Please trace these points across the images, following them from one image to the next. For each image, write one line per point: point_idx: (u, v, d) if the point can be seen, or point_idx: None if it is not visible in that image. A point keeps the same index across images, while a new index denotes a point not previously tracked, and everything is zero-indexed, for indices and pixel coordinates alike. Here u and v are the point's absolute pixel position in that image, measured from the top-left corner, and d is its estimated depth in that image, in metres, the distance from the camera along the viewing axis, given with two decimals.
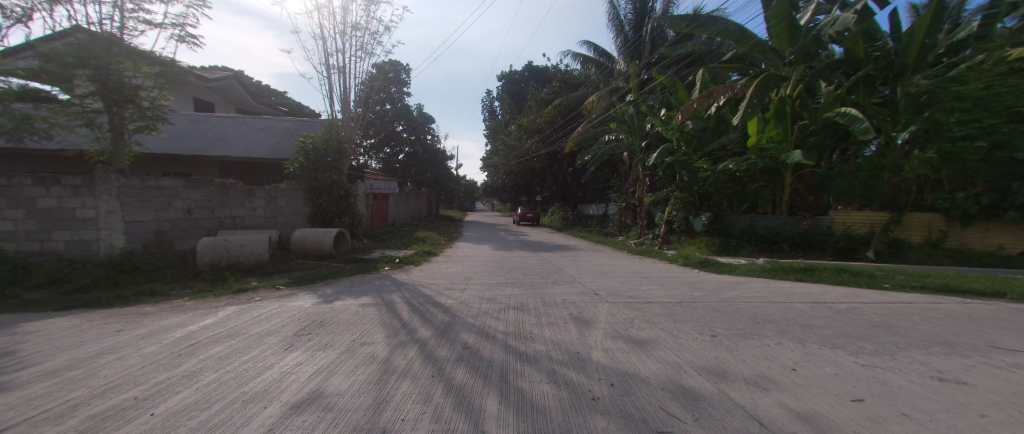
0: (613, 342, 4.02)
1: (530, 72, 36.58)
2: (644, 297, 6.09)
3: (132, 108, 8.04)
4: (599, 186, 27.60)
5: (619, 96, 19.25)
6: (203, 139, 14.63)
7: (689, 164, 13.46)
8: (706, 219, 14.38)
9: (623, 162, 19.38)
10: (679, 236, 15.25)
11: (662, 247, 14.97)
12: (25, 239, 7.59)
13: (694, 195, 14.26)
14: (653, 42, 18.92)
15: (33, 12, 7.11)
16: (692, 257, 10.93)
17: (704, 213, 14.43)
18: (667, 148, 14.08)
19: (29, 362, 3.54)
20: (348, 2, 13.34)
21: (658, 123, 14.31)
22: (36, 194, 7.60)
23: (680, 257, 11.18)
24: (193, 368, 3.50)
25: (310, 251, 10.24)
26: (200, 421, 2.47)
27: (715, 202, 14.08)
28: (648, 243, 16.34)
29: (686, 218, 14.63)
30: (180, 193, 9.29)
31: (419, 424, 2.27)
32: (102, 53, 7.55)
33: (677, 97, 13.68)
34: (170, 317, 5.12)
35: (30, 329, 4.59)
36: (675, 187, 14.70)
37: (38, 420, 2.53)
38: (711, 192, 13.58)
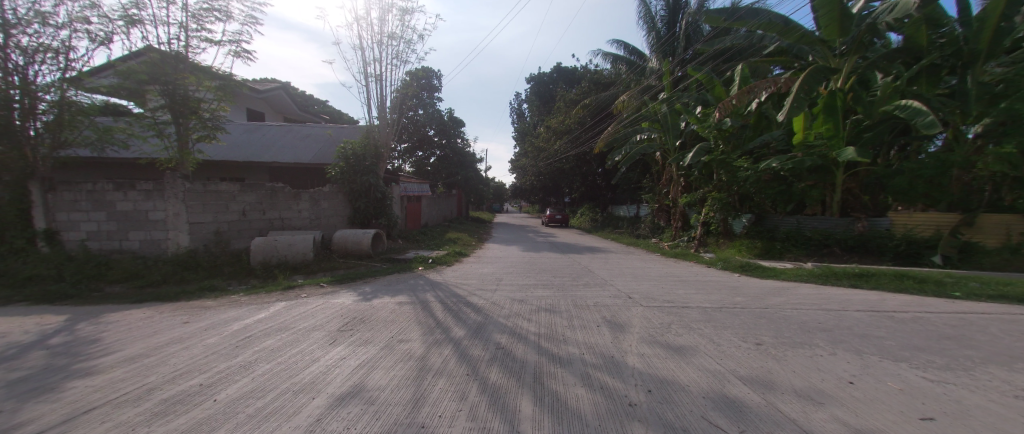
0: (650, 347, 3.94)
1: (559, 73, 36.65)
2: (681, 301, 5.88)
3: (194, 120, 8.80)
4: (631, 187, 26.80)
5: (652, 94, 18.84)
6: (256, 146, 15.72)
7: (727, 163, 12.79)
8: (748, 220, 13.62)
9: (656, 162, 18.89)
10: (717, 239, 14.46)
11: (698, 250, 14.26)
12: (106, 239, 8.51)
13: (733, 196, 13.54)
14: (688, 38, 18.56)
15: (113, 34, 7.93)
16: (732, 260, 10.41)
17: (745, 214, 13.68)
18: (703, 148, 13.50)
19: (112, 349, 3.95)
20: (385, 12, 13.93)
21: (693, 121, 13.86)
22: (115, 198, 8.48)
23: (719, 260, 10.67)
24: (249, 358, 3.77)
25: (350, 251, 10.71)
26: (256, 410, 2.69)
27: (758, 202, 13.29)
28: (683, 245, 15.67)
29: (725, 220, 13.90)
30: (236, 196, 9.74)
31: (456, 422, 2.33)
32: (170, 69, 8.29)
33: (715, 93, 13.19)
34: (228, 311, 5.54)
35: (112, 319, 5.13)
36: (713, 187, 14.06)
37: (120, 403, 2.85)
38: (754, 192, 12.85)
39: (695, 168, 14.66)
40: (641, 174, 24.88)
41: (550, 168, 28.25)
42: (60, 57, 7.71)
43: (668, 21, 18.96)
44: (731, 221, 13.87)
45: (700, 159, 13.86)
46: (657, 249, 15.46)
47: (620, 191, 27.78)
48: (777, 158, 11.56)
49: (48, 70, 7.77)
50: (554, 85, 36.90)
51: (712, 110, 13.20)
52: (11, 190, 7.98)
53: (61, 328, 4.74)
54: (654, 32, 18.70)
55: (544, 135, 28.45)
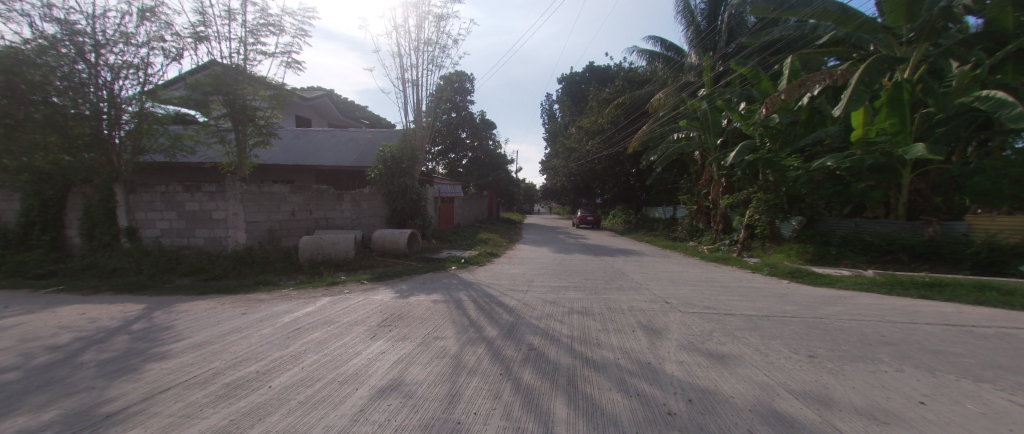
0: (689, 355, 3.79)
1: (592, 73, 36.16)
2: (723, 308, 5.60)
3: (251, 127, 9.56)
4: (666, 187, 25.80)
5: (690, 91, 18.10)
6: (304, 151, 16.78)
7: (775, 161, 12.01)
8: (798, 223, 12.71)
9: (695, 162, 18.13)
10: (763, 243, 13.54)
11: (741, 253, 13.46)
12: (176, 236, 9.39)
13: (781, 198, 12.69)
14: (730, 31, 17.90)
15: (183, 50, 8.76)
16: (780, 265, 9.76)
17: (795, 217, 12.77)
18: (747, 146, 12.79)
19: (183, 336, 4.38)
20: (422, 20, 14.39)
21: (736, 118, 13.15)
22: (184, 199, 9.33)
23: (766, 265, 10.03)
24: (298, 349, 4.03)
25: (387, 250, 11.15)
26: (306, 397, 2.89)
27: (810, 204, 12.37)
28: (724, 249, 14.85)
29: (771, 223, 13.04)
30: (287, 197, 10.40)
31: (492, 421, 2.36)
32: (231, 81, 9.05)
33: (761, 88, 12.48)
34: (280, 304, 5.96)
35: (182, 309, 5.68)
36: (758, 188, 13.23)
37: (189, 385, 3.15)
38: (805, 193, 11.94)
39: (738, 167, 13.90)
40: (678, 174, 23.93)
41: (581, 168, 27.88)
42: (139, 72, 8.63)
43: (708, 15, 18.42)
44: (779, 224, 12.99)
45: (744, 158, 13.11)
46: (695, 253, 14.78)
47: (655, 192, 26.90)
48: (833, 156, 10.71)
49: (130, 84, 8.73)
50: (586, 85, 36.43)
51: (758, 107, 12.47)
52: (101, 191, 9.06)
53: (140, 315, 5.31)
54: (693, 26, 18.33)
55: (575, 136, 28.13)
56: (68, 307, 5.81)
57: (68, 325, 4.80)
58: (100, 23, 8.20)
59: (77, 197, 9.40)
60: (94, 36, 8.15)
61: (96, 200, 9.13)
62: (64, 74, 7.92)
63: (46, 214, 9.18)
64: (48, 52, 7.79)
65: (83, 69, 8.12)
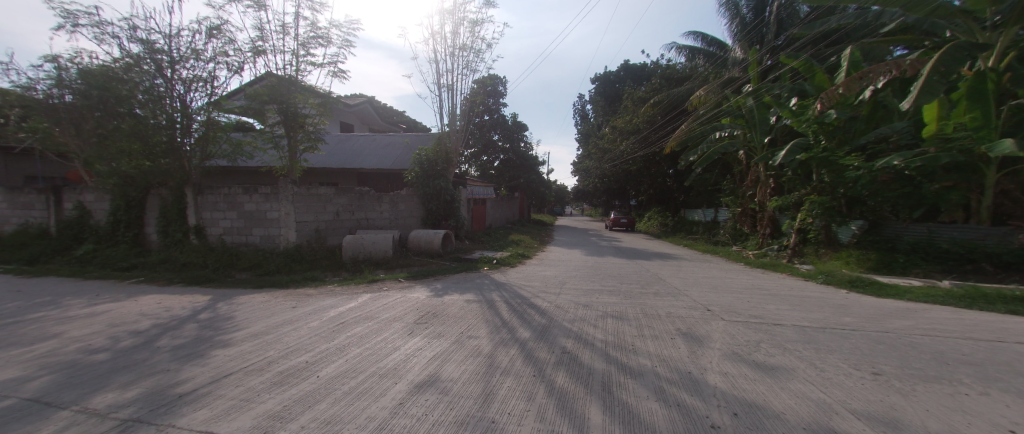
0: (734, 366, 3.59)
1: (626, 71, 35.31)
2: (771, 318, 5.26)
3: (301, 133, 10.27)
4: (706, 188, 24.56)
5: (735, 87, 17.19)
6: (348, 154, 17.76)
7: (831, 161, 11.09)
8: (859, 227, 11.62)
9: (740, 162, 17.14)
10: (817, 249, 12.51)
11: (792, 259, 12.51)
12: (236, 234, 10.24)
13: (839, 200, 11.71)
14: (780, 22, 16.88)
15: (244, 64, 9.58)
16: (838, 273, 8.99)
17: (855, 220, 11.67)
18: (799, 144, 11.94)
19: (243, 326, 4.78)
20: (458, 26, 14.75)
21: (787, 115, 12.31)
22: (242, 200, 10.14)
23: (820, 273, 9.28)
24: (342, 342, 4.26)
25: (422, 250, 11.50)
26: (350, 388, 3.05)
27: (872, 206, 11.29)
28: (772, 255, 13.79)
29: (827, 227, 12.02)
30: (332, 199, 11.03)
31: (525, 421, 2.39)
32: (285, 90, 9.78)
33: (816, 83, 11.61)
34: (325, 299, 6.34)
35: (241, 301, 6.20)
36: (811, 189, 12.28)
37: (248, 371, 3.43)
38: (867, 195, 10.94)
39: (789, 168, 13.00)
40: (720, 175, 22.81)
41: (615, 170, 27.15)
42: (207, 85, 9.55)
43: (755, 6, 17.50)
44: (835, 228, 11.96)
45: (796, 158, 12.23)
46: (739, 258, 13.95)
47: (694, 194, 25.75)
48: (900, 154, 9.76)
49: (200, 96, 9.68)
50: (620, 84, 35.62)
51: (812, 102, 11.64)
52: (175, 193, 10.09)
53: (205, 306, 5.86)
54: (738, 19, 17.48)
55: (609, 136, 27.48)
56: (148, 296, 6.53)
57: (147, 313, 5.39)
58: (174, 42, 9.15)
59: (155, 198, 10.47)
60: (170, 53, 9.10)
61: (170, 201, 10.12)
62: (145, 89, 8.98)
63: (130, 214, 10.37)
64: (133, 69, 8.90)
65: (161, 83, 9.12)
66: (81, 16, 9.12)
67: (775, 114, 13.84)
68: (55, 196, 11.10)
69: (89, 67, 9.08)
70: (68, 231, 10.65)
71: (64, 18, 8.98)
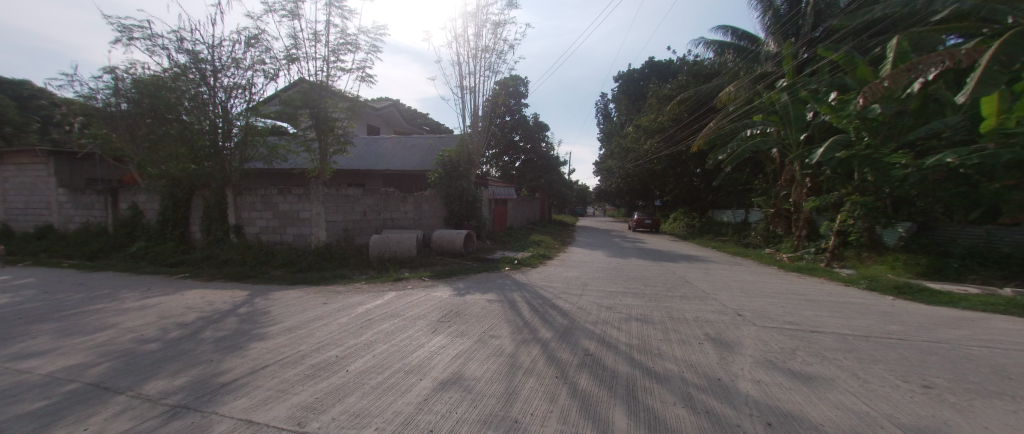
0: (767, 374, 3.44)
1: (651, 69, 34.55)
2: (808, 324, 4.99)
3: (332, 136, 10.68)
4: (736, 188, 23.58)
5: (768, 81, 16.43)
6: (375, 156, 18.30)
7: (875, 159, 10.42)
8: (906, 229, 10.83)
9: (773, 160, 16.39)
10: (859, 252, 11.74)
11: (831, 263, 11.81)
12: (271, 233, 10.78)
13: (883, 200, 10.96)
14: (818, 13, 16.12)
15: (279, 71, 10.07)
16: (883, 279, 8.42)
17: (901, 222, 10.94)
18: (839, 141, 11.30)
19: (278, 320, 5.04)
20: (481, 28, 14.90)
21: (825, 111, 11.67)
22: (277, 200, 10.65)
23: (863, 278, 8.73)
24: (370, 338, 4.40)
25: (445, 250, 11.69)
26: (377, 383, 3.15)
27: (922, 207, 10.54)
28: (809, 259, 12.83)
29: (870, 229, 11.30)
30: (360, 199, 11.40)
31: (549, 422, 2.39)
32: (317, 96, 10.22)
33: (858, 76, 10.95)
34: (353, 296, 6.57)
35: (275, 296, 6.52)
36: (853, 189, 11.59)
37: (283, 364, 3.61)
38: (916, 196, 10.21)
39: (827, 166, 12.32)
40: (751, 173, 22.01)
41: (638, 170, 26.50)
42: (246, 92, 10.12)
43: None
44: (879, 230, 11.24)
45: (835, 156, 11.56)
46: (772, 261, 13.32)
47: (723, 194, 24.85)
48: (954, 151, 9.04)
49: (239, 102, 10.26)
50: (645, 82, 34.86)
51: (853, 97, 10.99)
52: (217, 195, 10.74)
53: (244, 300, 6.20)
54: (772, 11, 16.84)
55: (633, 135, 26.85)
56: (192, 291, 6.99)
57: (193, 306, 5.78)
58: (217, 52, 9.75)
59: (199, 199, 11.17)
60: (213, 62, 9.72)
61: (213, 201, 10.76)
62: (191, 96, 9.62)
63: (177, 213, 11.13)
64: (180, 78, 9.53)
65: (205, 90, 9.74)
66: (136, 30, 9.87)
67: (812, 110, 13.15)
68: (112, 197, 12.07)
69: (142, 77, 9.82)
70: (124, 229, 11.55)
71: (121, 32, 9.75)
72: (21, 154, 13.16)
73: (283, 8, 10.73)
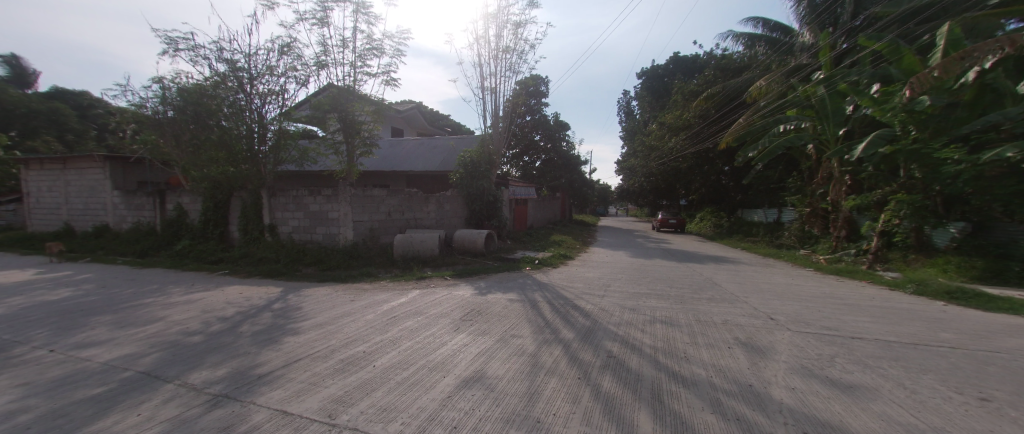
0: (803, 381, 3.27)
1: (676, 64, 33.60)
2: (848, 330, 4.71)
3: (358, 139, 11.03)
4: (767, 186, 22.53)
5: (803, 74, 15.61)
6: (399, 158, 18.78)
7: (924, 154, 9.67)
8: (959, 230, 10.03)
9: (810, 157, 15.54)
10: (905, 254, 10.96)
11: (873, 265, 11.08)
12: (302, 232, 11.27)
13: (933, 199, 10.19)
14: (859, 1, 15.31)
15: (309, 77, 10.50)
16: (933, 283, 7.83)
17: (954, 222, 10.11)
18: (882, 136, 10.56)
19: (309, 316, 5.27)
20: (502, 29, 14.98)
21: (867, 104, 10.95)
22: (307, 201, 11.12)
23: (910, 282, 8.14)
24: (395, 335, 4.52)
25: (466, 249, 11.83)
26: (402, 379, 3.23)
27: (978, 205, 9.70)
28: (848, 259, 12.17)
29: (918, 230, 10.51)
30: (384, 199, 11.72)
31: (571, 423, 2.38)
32: (344, 100, 10.61)
33: (904, 66, 10.19)
34: (379, 294, 6.77)
35: (306, 293, 6.83)
36: (899, 186, 10.80)
37: (314, 358, 3.77)
38: (971, 194, 9.40)
39: (869, 162, 11.55)
40: (784, 171, 20.94)
41: (662, 168, 25.84)
42: (279, 98, 10.63)
43: None
44: (928, 230, 10.44)
45: (878, 151, 10.82)
46: (807, 262, 12.65)
47: (754, 193, 23.80)
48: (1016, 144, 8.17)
49: (273, 108, 10.79)
50: (669, 78, 33.92)
51: (898, 89, 10.25)
52: (253, 196, 11.34)
53: (278, 297, 6.53)
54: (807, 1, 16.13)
55: (657, 133, 26.23)
56: (231, 287, 7.41)
57: (232, 301, 6.13)
58: (253, 60, 10.29)
59: (237, 200, 11.83)
60: (250, 70, 10.26)
61: (249, 202, 11.36)
62: (230, 103, 10.23)
63: (217, 213, 11.84)
64: (220, 86, 10.15)
65: (242, 97, 10.32)
66: (181, 42, 10.55)
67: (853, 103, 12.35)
68: (161, 198, 12.99)
69: (187, 86, 10.50)
70: (170, 228, 12.39)
71: (168, 44, 10.45)
72: (83, 159, 14.39)
73: (313, 16, 11.19)
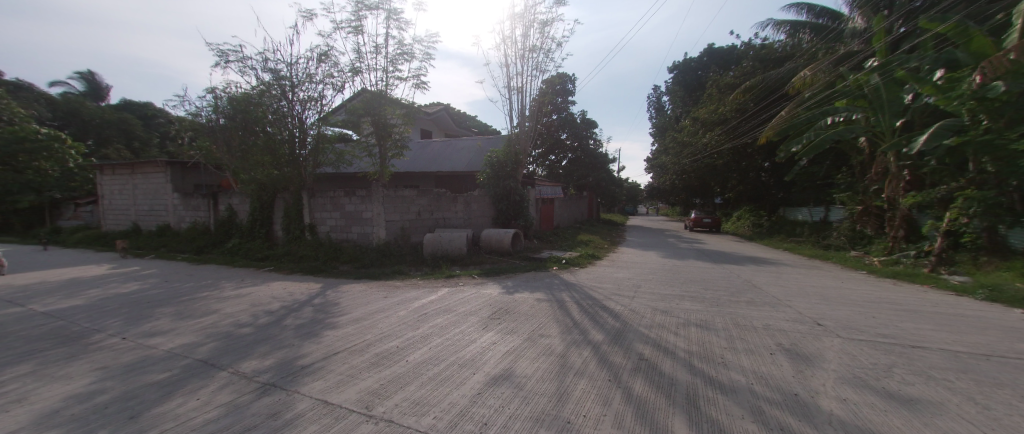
0: (856, 393, 3.04)
1: (710, 56, 32.10)
2: (910, 339, 4.31)
3: (390, 142, 11.41)
4: (813, 183, 21.22)
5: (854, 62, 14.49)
6: (428, 159, 19.23)
7: (1000, 146, 8.68)
8: None
9: (863, 150, 14.37)
10: (975, 256, 9.89)
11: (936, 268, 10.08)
12: (338, 231, 11.82)
13: (1008, 195, 9.14)
14: None
15: (344, 82, 10.98)
16: (1010, 288, 7.02)
17: None
18: (947, 126, 9.60)
19: (345, 311, 5.52)
20: (529, 28, 14.94)
21: (929, 92, 9.98)
22: (343, 201, 11.65)
23: (982, 288, 7.34)
24: (426, 331, 4.64)
25: (493, 248, 11.94)
26: (434, 374, 3.32)
27: None
28: (907, 261, 11.16)
29: (991, 229, 9.45)
30: (414, 200, 12.05)
31: (603, 425, 2.35)
32: (378, 104, 11.04)
33: (976, 49, 9.22)
34: (410, 291, 6.97)
35: (343, 290, 7.16)
36: (970, 182, 9.75)
37: (351, 351, 3.94)
38: None
39: (934, 155, 10.53)
40: (831, 166, 19.50)
41: (696, 165, 24.93)
42: (318, 103, 11.20)
43: None
44: (1004, 230, 9.35)
45: (944, 143, 9.83)
46: (859, 264, 11.71)
47: (799, 190, 22.41)
48: None
49: (312, 113, 11.39)
50: (703, 71, 32.44)
51: (967, 74, 9.45)
52: (294, 197, 12.02)
53: (317, 292, 6.89)
54: None
55: (690, 129, 25.31)
56: (275, 283, 7.91)
57: (276, 296, 6.54)
58: (294, 69, 10.91)
59: (280, 201, 12.58)
60: (291, 78, 10.89)
61: (291, 203, 12.04)
62: (275, 110, 10.93)
63: (263, 214, 12.65)
64: (266, 94, 10.85)
65: (284, 104, 10.99)
66: (231, 54, 11.37)
67: (913, 91, 11.30)
68: (214, 200, 14.04)
69: (236, 95, 11.30)
70: (222, 228, 13.38)
71: (220, 57, 11.28)
72: (148, 165, 15.85)
73: (348, 25, 11.69)
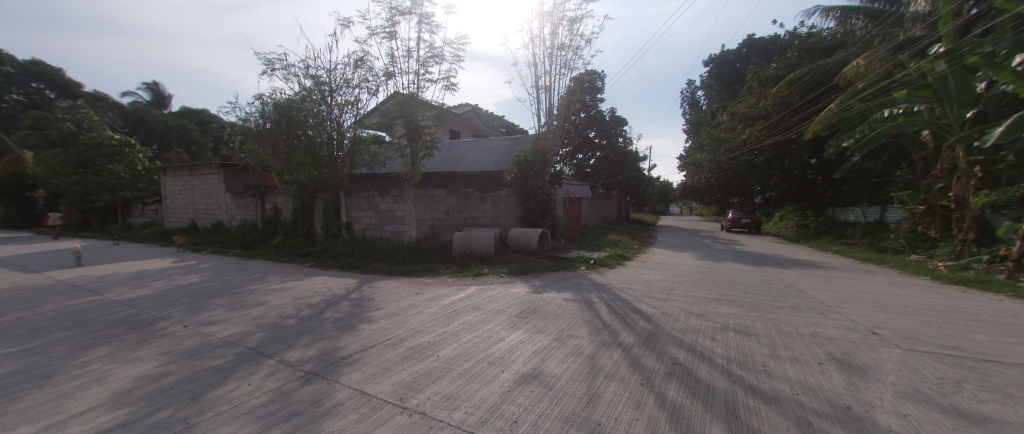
0: (918, 409, 2.79)
1: (749, 47, 30.36)
2: (986, 353, 3.87)
3: (421, 143, 11.70)
4: (866, 181, 20.10)
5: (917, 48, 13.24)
6: (457, 159, 19.58)
7: None
8: None
9: (927, 145, 13.12)
10: None
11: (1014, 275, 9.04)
12: (372, 229, 12.31)
13: None
14: None
15: (378, 86, 11.39)
16: None
17: None
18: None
19: (379, 306, 5.75)
20: (558, 25, 14.78)
21: (1008, 79, 8.93)
22: (377, 201, 12.10)
23: None
24: (455, 328, 4.74)
25: (521, 248, 11.98)
26: (464, 370, 3.38)
27: None
28: (979, 266, 10.07)
29: None
30: (444, 199, 12.31)
31: (635, 430, 2.31)
32: (410, 107, 11.37)
33: None
34: (440, 288, 7.14)
35: (375, 285, 7.45)
36: None
37: (385, 345, 4.09)
38: None
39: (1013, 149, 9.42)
40: (888, 163, 17.97)
41: (734, 163, 23.89)
42: (354, 107, 11.72)
43: None
44: None
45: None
46: (920, 269, 10.71)
47: (851, 188, 20.92)
48: None
49: (349, 116, 11.93)
50: (741, 63, 30.78)
51: None
52: (332, 197, 12.63)
53: (353, 288, 7.21)
54: None
55: (727, 124, 24.14)
56: (315, 277, 8.36)
57: (316, 291, 6.90)
58: (333, 74, 11.46)
59: (320, 200, 13.26)
60: (331, 83, 11.47)
61: (329, 202, 12.66)
62: (316, 114, 11.57)
63: (304, 213, 13.39)
64: (308, 99, 11.50)
65: (324, 108, 11.62)
66: (277, 62, 12.14)
67: (988, 78, 10.17)
68: (261, 200, 15.03)
69: (280, 101, 12.04)
70: (268, 225, 14.31)
71: (267, 65, 12.06)
72: (204, 167, 17.20)
73: (382, 30, 12.12)
